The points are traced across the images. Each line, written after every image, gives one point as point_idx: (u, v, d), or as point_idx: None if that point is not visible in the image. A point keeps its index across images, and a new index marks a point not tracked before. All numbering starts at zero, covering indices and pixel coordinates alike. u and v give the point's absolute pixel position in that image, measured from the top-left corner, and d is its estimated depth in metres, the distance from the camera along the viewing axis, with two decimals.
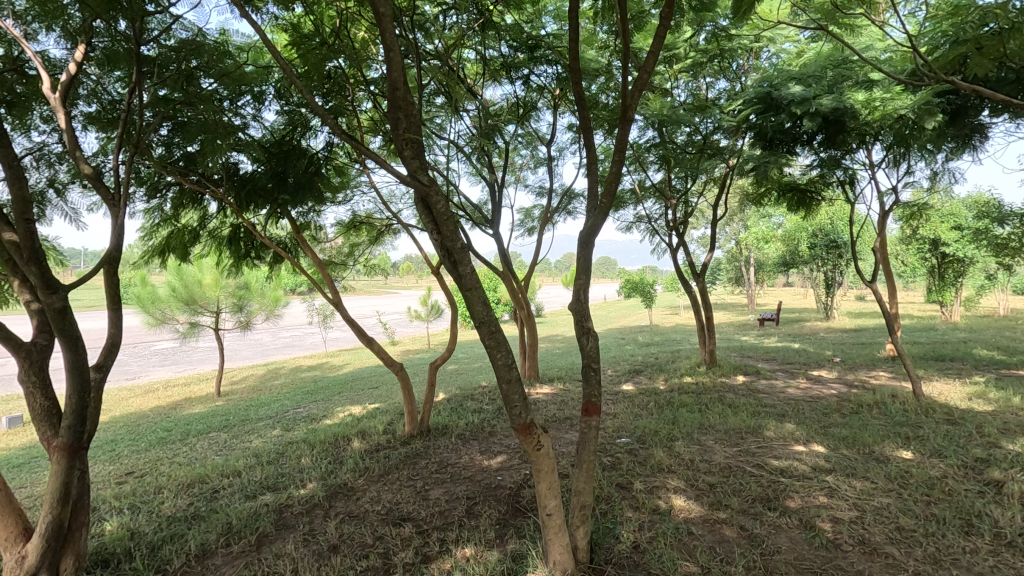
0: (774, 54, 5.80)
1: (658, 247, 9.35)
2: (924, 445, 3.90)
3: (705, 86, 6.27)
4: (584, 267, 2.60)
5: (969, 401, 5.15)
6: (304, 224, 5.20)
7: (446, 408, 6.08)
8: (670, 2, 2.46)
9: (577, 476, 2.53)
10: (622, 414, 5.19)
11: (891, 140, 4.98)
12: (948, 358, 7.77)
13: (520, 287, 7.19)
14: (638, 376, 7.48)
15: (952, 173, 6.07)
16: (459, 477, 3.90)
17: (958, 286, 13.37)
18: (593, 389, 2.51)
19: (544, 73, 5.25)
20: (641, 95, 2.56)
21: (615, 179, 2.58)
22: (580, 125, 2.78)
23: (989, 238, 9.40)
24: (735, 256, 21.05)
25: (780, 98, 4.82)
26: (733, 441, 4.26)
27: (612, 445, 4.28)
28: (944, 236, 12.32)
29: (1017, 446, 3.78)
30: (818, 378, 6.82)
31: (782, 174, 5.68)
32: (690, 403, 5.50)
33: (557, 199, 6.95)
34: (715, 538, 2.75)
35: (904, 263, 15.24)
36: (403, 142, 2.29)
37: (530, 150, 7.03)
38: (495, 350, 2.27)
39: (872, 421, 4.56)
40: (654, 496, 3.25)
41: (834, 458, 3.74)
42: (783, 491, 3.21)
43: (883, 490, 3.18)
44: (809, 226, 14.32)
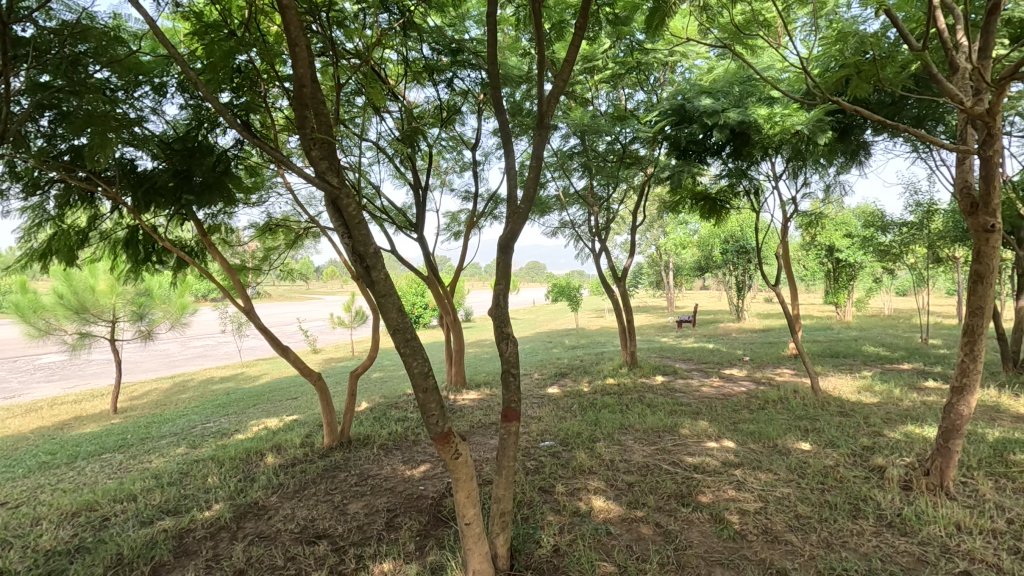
0: (687, 69, 6.10)
1: (582, 252, 9.57)
2: (819, 437, 4.21)
3: (625, 97, 6.51)
4: (504, 273, 2.59)
5: (858, 394, 5.65)
6: (214, 227, 4.86)
7: (368, 417, 5.89)
8: (585, 13, 2.52)
9: (497, 483, 2.52)
10: (546, 418, 5.24)
11: (789, 154, 5.38)
12: (842, 355, 8.49)
13: (447, 292, 7.10)
14: (564, 379, 7.59)
15: (842, 185, 6.64)
16: (380, 488, 3.78)
17: (850, 289, 14.68)
18: (513, 395, 2.50)
19: (468, 77, 5.21)
20: (558, 103, 2.59)
21: (533, 186, 2.61)
22: (499, 130, 2.79)
23: (873, 245, 10.37)
24: (656, 261, 21.93)
25: (692, 110, 5.13)
26: (651, 440, 4.41)
27: (536, 448, 4.30)
28: (837, 243, 13.47)
29: (897, 433, 4.17)
30: (731, 377, 7.20)
31: (694, 183, 6.00)
32: (612, 403, 5.66)
33: (483, 204, 6.94)
34: (632, 537, 2.82)
35: (806, 267, 16.55)
36: (311, 141, 2.16)
37: (456, 153, 6.98)
38: (411, 358, 2.21)
39: (776, 416, 4.87)
40: (575, 497, 3.30)
41: (742, 453, 3.95)
42: (696, 487, 3.36)
43: (784, 480, 3.40)
44: (721, 233, 15.23)
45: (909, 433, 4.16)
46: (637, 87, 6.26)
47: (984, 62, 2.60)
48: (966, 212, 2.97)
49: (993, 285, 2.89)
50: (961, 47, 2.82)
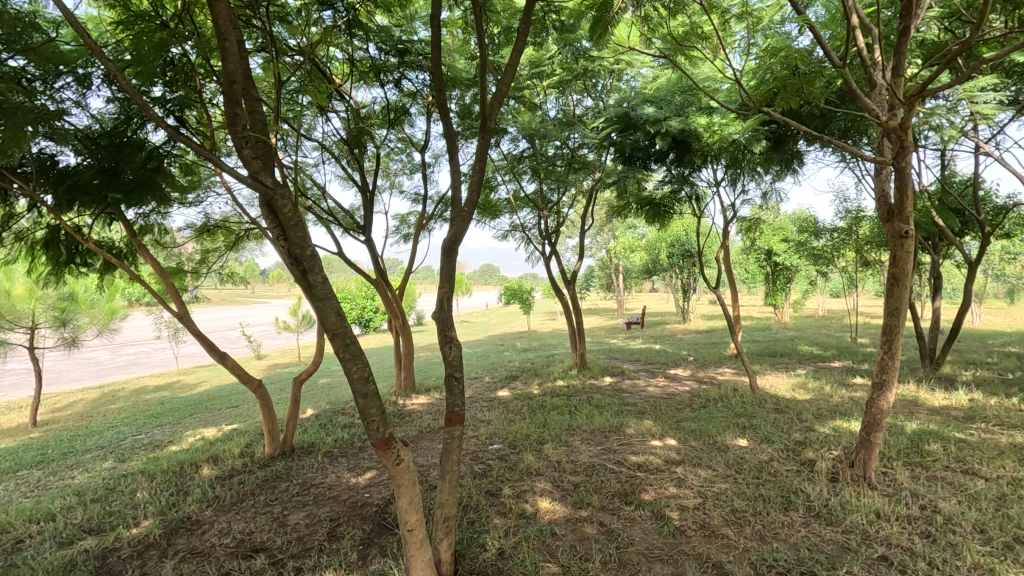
0: (633, 77, 6.26)
1: (533, 255, 9.63)
2: (755, 433, 4.40)
3: (573, 103, 6.62)
4: (448, 276, 2.58)
5: (793, 391, 5.94)
6: (146, 227, 4.60)
7: (313, 424, 5.71)
8: (527, 19, 2.56)
9: (440, 488, 2.51)
10: (496, 421, 5.25)
11: (728, 162, 5.61)
12: (778, 354, 8.90)
13: (396, 296, 7.00)
14: (515, 382, 7.62)
15: (778, 192, 6.97)
16: (323, 498, 3.67)
17: (787, 290, 15.42)
18: (457, 398, 2.49)
19: (417, 78, 5.15)
20: (501, 107, 2.61)
21: (476, 190, 2.63)
22: (443, 132, 2.78)
23: (808, 249, 10.93)
24: (606, 264, 22.34)
25: (636, 118, 5.27)
26: (597, 440, 4.49)
27: (484, 452, 4.29)
28: (775, 247, 14.12)
29: (826, 428, 4.41)
30: (675, 377, 7.42)
31: (640, 188, 6.17)
32: (561, 405, 5.73)
33: (433, 206, 6.87)
34: (576, 537, 2.86)
35: (747, 270, 17.29)
36: (242, 139, 2.07)
37: (405, 155, 6.89)
38: (350, 363, 2.16)
39: (716, 414, 5.06)
40: (521, 500, 3.31)
41: (684, 450, 4.07)
42: (639, 485, 3.44)
43: (722, 476, 3.53)
44: (667, 237, 15.68)
45: (836, 427, 4.40)
46: (584, 94, 6.38)
47: (897, 80, 2.79)
48: (884, 219, 3.17)
49: (907, 287, 3.10)
50: (879, 64, 3.01)
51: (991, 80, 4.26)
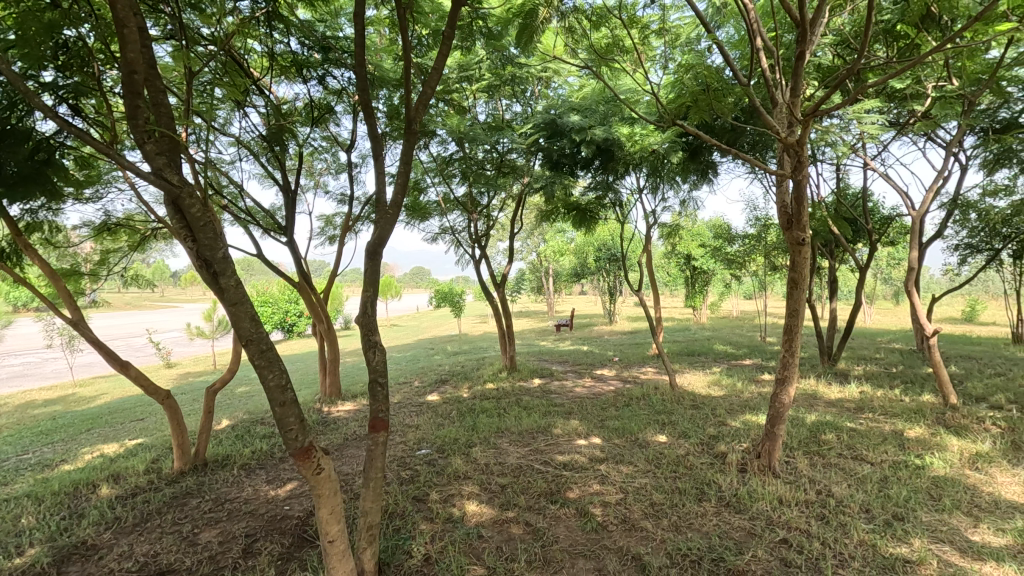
0: (560, 85, 6.41)
1: (463, 258, 9.62)
2: (674, 428, 4.63)
3: (502, 108, 6.68)
4: (372, 279, 2.53)
5: (708, 388, 6.30)
6: (33, 225, 4.16)
7: (228, 436, 5.39)
8: (452, 23, 2.57)
9: (363, 496, 2.46)
10: (424, 425, 5.19)
11: (649, 171, 5.87)
12: (697, 353, 9.40)
13: (321, 299, 6.76)
14: (444, 386, 7.56)
15: (695, 200, 7.37)
16: (239, 513, 3.48)
17: (705, 293, 16.33)
18: (380, 404, 2.46)
19: (342, 76, 5.01)
20: (425, 109, 2.61)
21: (401, 193, 2.61)
22: (366, 132, 2.73)
23: (723, 255, 11.64)
24: (537, 267, 22.63)
25: (562, 125, 5.41)
26: (525, 441, 4.55)
27: (411, 458, 4.23)
28: (693, 252, 14.89)
29: (737, 422, 4.70)
30: (601, 377, 7.66)
31: (567, 194, 6.34)
32: (490, 407, 5.75)
33: (360, 208, 6.71)
34: (502, 538, 2.88)
35: (668, 273, 18.14)
36: (144, 133, 1.93)
37: (330, 154, 6.68)
38: (266, 370, 2.07)
39: (638, 412, 5.27)
40: (448, 504, 3.29)
41: (607, 448, 4.21)
42: (565, 484, 3.52)
43: (642, 471, 3.68)
44: (594, 242, 16.15)
45: (746, 421, 4.71)
46: (513, 99, 6.46)
47: (795, 101, 3.03)
48: (784, 227, 3.44)
49: (804, 290, 3.37)
50: (781, 85, 3.25)
51: (874, 103, 4.72)
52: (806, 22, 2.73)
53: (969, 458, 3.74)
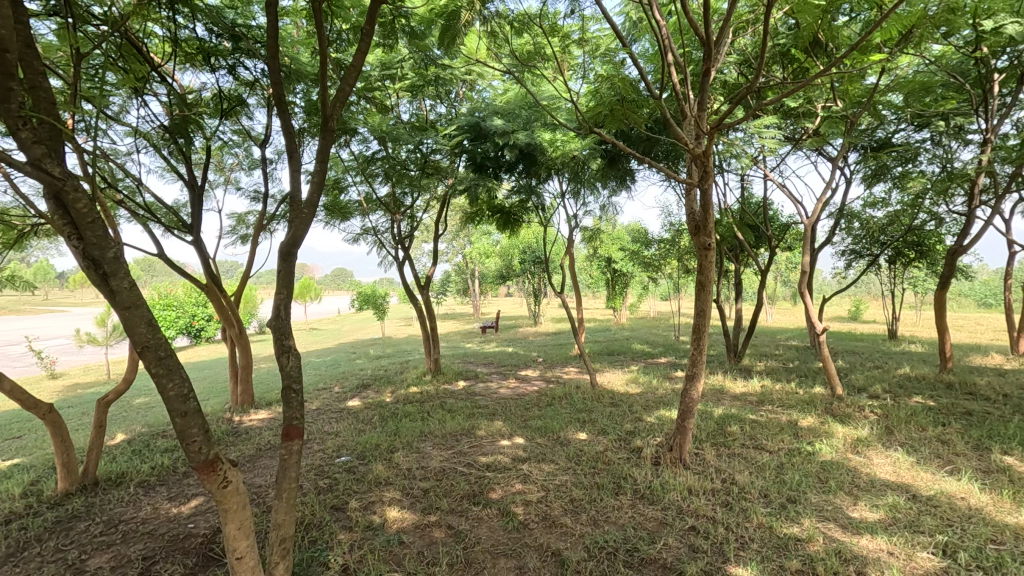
0: (484, 88, 6.44)
1: (386, 260, 9.42)
2: (594, 426, 4.78)
3: (426, 108, 6.62)
4: (285, 281, 2.42)
5: (626, 386, 6.57)
6: None
7: (124, 451, 4.96)
8: (372, 20, 2.52)
9: (276, 508, 2.36)
10: (344, 432, 5.02)
11: (570, 176, 6.04)
12: (617, 352, 9.76)
13: (232, 303, 6.37)
14: (366, 391, 7.35)
15: (614, 205, 7.65)
16: (135, 534, 3.21)
17: (624, 295, 16.99)
18: (295, 411, 2.36)
19: (255, 67, 4.75)
20: (342, 107, 2.55)
21: (318, 191, 2.53)
22: (280, 128, 2.62)
23: (641, 258, 12.17)
24: (462, 269, 22.57)
25: (486, 128, 5.45)
26: (449, 444, 4.53)
27: (330, 466, 4.08)
28: (614, 255, 15.45)
29: (652, 418, 4.94)
30: (525, 377, 7.77)
31: (491, 196, 6.38)
32: (413, 411, 5.67)
33: (275, 206, 6.39)
34: (424, 543, 2.85)
35: (590, 275, 18.72)
36: (18, 119, 1.74)
37: (242, 149, 6.32)
38: (165, 379, 1.92)
39: (560, 411, 5.39)
40: (369, 512, 3.21)
41: (529, 447, 4.28)
42: (488, 485, 3.54)
43: (563, 469, 3.78)
44: (519, 244, 16.35)
45: (660, 416, 4.96)
46: (437, 100, 6.42)
47: (702, 114, 3.22)
48: (693, 233, 3.65)
49: (711, 292, 3.59)
50: (689, 100, 3.45)
51: (772, 120, 5.12)
52: (711, 41, 2.92)
53: (851, 443, 4.14)
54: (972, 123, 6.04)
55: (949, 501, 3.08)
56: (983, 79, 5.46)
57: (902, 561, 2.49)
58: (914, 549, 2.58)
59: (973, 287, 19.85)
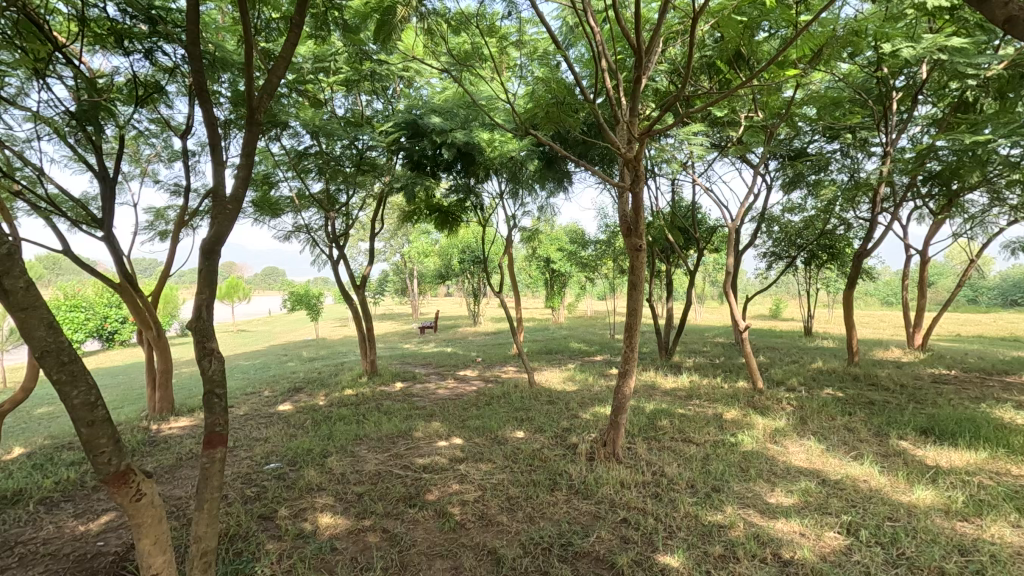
0: (422, 86, 6.36)
1: (319, 259, 9.11)
2: (531, 424, 4.84)
3: (362, 103, 6.45)
4: (207, 280, 2.29)
5: (563, 383, 6.69)
6: None
7: (23, 466, 4.53)
8: (302, 10, 2.44)
9: (196, 521, 2.25)
10: (273, 437, 4.82)
11: (508, 176, 6.08)
12: (554, 351, 9.93)
13: (149, 303, 5.95)
14: (298, 394, 7.09)
15: (551, 207, 7.77)
16: (35, 556, 2.94)
17: (562, 294, 17.29)
18: (217, 418, 2.25)
19: (175, 53, 4.46)
20: (270, 100, 2.44)
21: (243, 186, 2.41)
22: (201, 119, 2.48)
23: (578, 258, 12.43)
24: (400, 268, 22.20)
25: (423, 126, 5.39)
26: (385, 446, 4.45)
27: (258, 473, 3.90)
28: (552, 255, 15.69)
29: (587, 414, 5.06)
30: (464, 377, 7.76)
31: (428, 195, 6.32)
32: (348, 414, 5.52)
33: (198, 201, 6.03)
34: (358, 548, 2.79)
35: (529, 275, 18.92)
36: None
37: (160, 139, 5.93)
38: (69, 387, 1.77)
39: (498, 410, 5.42)
40: (299, 519, 3.10)
41: (467, 448, 4.27)
42: (424, 486, 3.50)
43: (500, 467, 3.80)
44: (458, 244, 16.27)
45: (595, 413, 5.09)
46: (374, 96, 6.27)
47: (633, 120, 3.32)
48: (625, 235, 3.77)
49: (642, 292, 3.72)
50: (622, 106, 3.55)
51: (700, 127, 5.37)
52: (641, 49, 3.01)
53: (770, 433, 4.42)
54: (875, 137, 6.59)
55: (853, 483, 3.36)
56: (883, 97, 5.96)
57: (812, 541, 2.68)
58: (824, 529, 2.79)
59: (877, 287, 21.64)
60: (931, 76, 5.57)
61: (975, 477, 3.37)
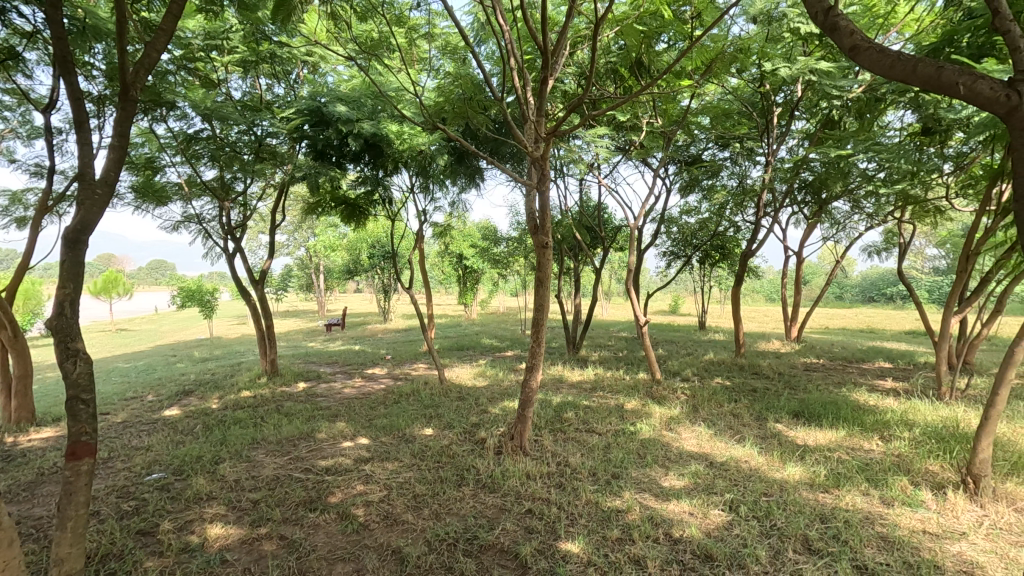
0: (328, 73, 6.08)
1: (212, 252, 8.45)
2: (440, 420, 4.82)
3: (261, 87, 6.07)
4: (71, 273, 2.04)
5: (473, 379, 6.71)
6: None
7: None
8: None
9: (56, 542, 2.03)
10: (156, 445, 4.41)
11: (418, 171, 5.99)
12: (466, 347, 9.94)
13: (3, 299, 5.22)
14: (187, 398, 6.55)
15: (463, 203, 7.75)
16: None
17: (475, 291, 17.33)
18: (83, 426, 2.03)
19: (35, 15, 3.93)
20: (148, 76, 2.23)
21: (115, 169, 2.19)
22: (63, 91, 2.21)
23: (490, 255, 12.51)
24: (305, 262, 21.11)
25: (328, 114, 5.18)
26: (284, 450, 4.23)
27: (137, 485, 3.56)
28: (465, 252, 15.68)
29: (496, 409, 5.11)
30: (372, 376, 7.55)
31: (334, 187, 6.08)
32: (244, 417, 5.18)
33: (65, 184, 5.38)
34: (251, 558, 2.63)
35: (442, 271, 18.77)
36: None
37: (16, 113, 5.22)
38: None
39: (407, 408, 5.33)
40: (185, 532, 2.87)
41: (373, 447, 4.17)
42: (326, 489, 3.37)
43: (407, 465, 3.75)
44: (367, 238, 15.78)
45: (504, 408, 5.15)
46: (274, 80, 5.92)
47: (540, 120, 3.38)
48: (532, 233, 3.84)
49: (548, 288, 3.81)
50: (530, 105, 3.61)
51: (604, 130, 5.60)
52: (548, 51, 3.08)
53: (666, 421, 4.71)
54: (760, 147, 7.20)
55: (737, 464, 3.67)
56: (765, 111, 6.54)
57: (699, 519, 2.90)
58: (709, 508, 3.02)
59: (761, 284, 23.75)
60: (804, 95, 6.19)
61: (835, 454, 3.80)
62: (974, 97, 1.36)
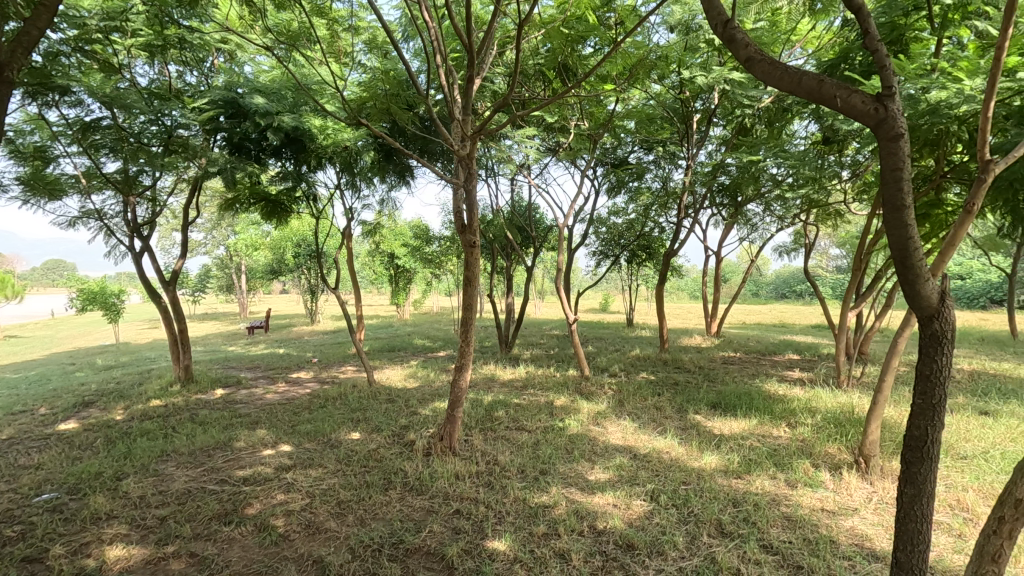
0: (245, 62, 5.77)
1: (115, 251, 7.79)
2: (367, 424, 4.70)
3: (170, 74, 5.66)
4: None
5: (403, 381, 6.60)
6: None
7: None
8: None
9: None
10: (49, 462, 4.02)
11: (343, 167, 5.81)
12: (397, 348, 9.77)
13: None
14: (87, 410, 6.01)
15: (391, 201, 7.58)
16: None
17: (407, 291, 17.05)
18: None
19: None
20: (30, 56, 2.06)
21: None
22: None
23: (422, 254, 12.34)
24: (225, 262, 19.98)
25: (244, 106, 4.91)
26: (198, 461, 3.97)
27: (24, 508, 3.22)
28: (396, 251, 15.38)
29: (426, 411, 5.05)
30: (297, 380, 7.25)
31: (252, 182, 5.78)
32: (152, 428, 4.82)
33: None
34: None
35: (372, 271, 18.32)
36: None
37: None
38: None
39: (333, 412, 5.15)
40: (80, 556, 2.63)
41: (296, 454, 4.00)
42: (243, 500, 3.20)
43: (331, 472, 3.62)
44: (292, 237, 15.13)
45: (434, 409, 5.09)
46: (185, 67, 5.54)
47: (466, 119, 3.36)
48: (459, 231, 3.81)
49: (477, 288, 3.80)
50: (456, 102, 3.58)
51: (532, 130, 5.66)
52: (473, 50, 3.05)
53: (593, 416, 4.83)
54: (680, 151, 7.54)
55: (658, 455, 3.82)
56: (685, 117, 6.84)
57: (622, 510, 2.99)
58: (632, 498, 3.13)
59: (686, 283, 24.88)
60: (720, 103, 6.53)
61: (747, 441, 4.05)
62: (850, 109, 1.48)
